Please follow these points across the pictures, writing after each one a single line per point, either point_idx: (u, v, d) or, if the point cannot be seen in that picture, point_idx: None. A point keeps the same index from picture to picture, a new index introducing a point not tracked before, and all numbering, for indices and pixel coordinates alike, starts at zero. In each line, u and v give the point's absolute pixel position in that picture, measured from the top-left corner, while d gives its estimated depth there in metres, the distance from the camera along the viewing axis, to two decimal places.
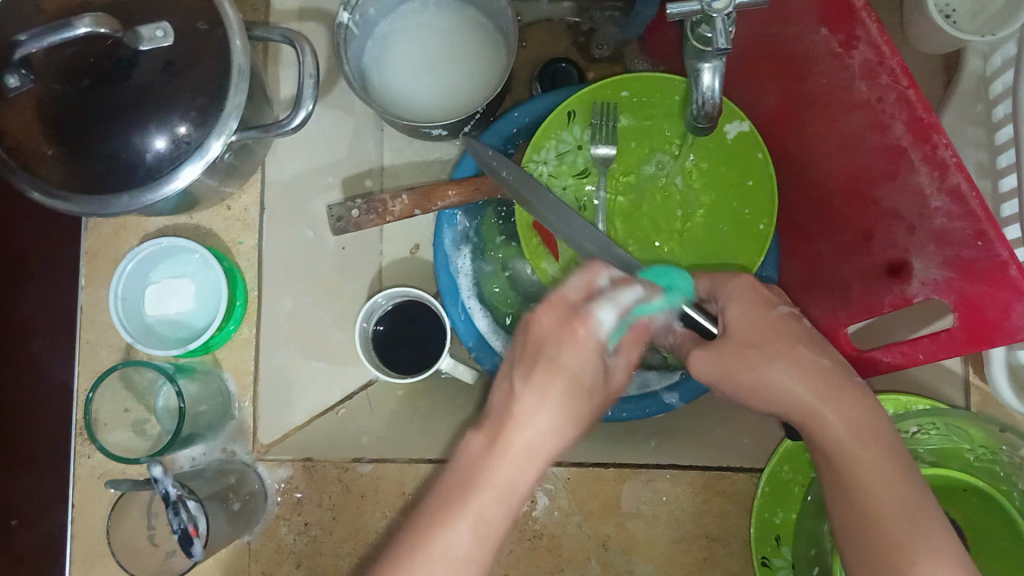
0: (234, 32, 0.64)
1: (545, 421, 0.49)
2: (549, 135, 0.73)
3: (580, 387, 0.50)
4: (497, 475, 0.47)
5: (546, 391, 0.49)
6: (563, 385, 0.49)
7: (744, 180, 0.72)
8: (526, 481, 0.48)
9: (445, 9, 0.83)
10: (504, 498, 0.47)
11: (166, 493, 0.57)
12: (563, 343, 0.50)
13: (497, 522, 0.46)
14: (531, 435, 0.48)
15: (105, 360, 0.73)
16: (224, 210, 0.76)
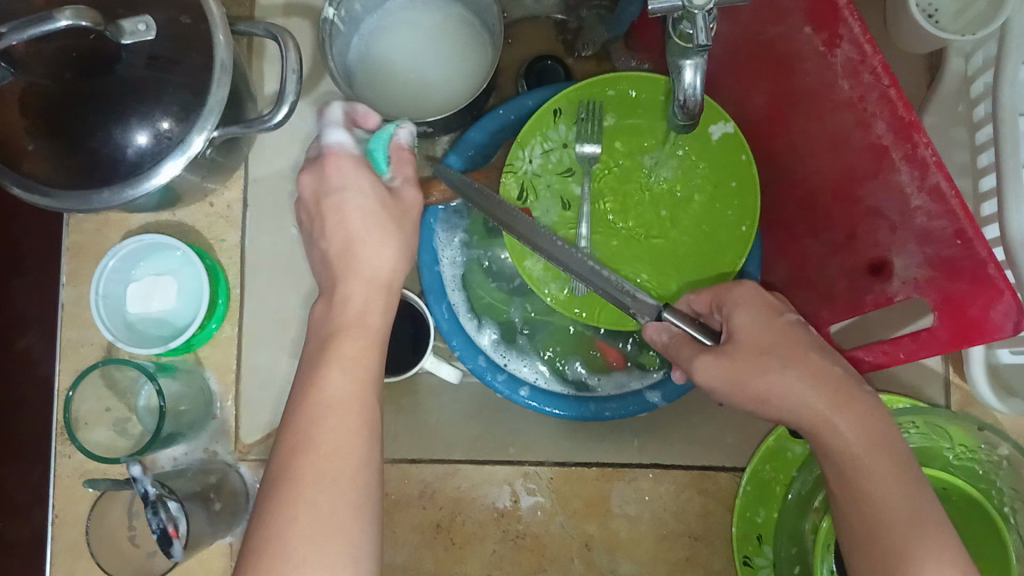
0: (216, 28, 0.64)
1: (385, 253, 0.52)
2: (535, 132, 0.73)
3: (410, 247, 0.53)
4: (343, 322, 0.50)
5: (364, 246, 0.51)
6: (355, 250, 0.51)
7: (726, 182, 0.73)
8: (350, 357, 0.49)
9: (433, 7, 0.83)
10: (351, 361, 0.49)
11: (144, 491, 0.57)
12: (373, 219, 0.52)
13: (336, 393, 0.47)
14: (368, 269, 0.51)
15: (87, 358, 0.73)
16: (206, 207, 0.76)
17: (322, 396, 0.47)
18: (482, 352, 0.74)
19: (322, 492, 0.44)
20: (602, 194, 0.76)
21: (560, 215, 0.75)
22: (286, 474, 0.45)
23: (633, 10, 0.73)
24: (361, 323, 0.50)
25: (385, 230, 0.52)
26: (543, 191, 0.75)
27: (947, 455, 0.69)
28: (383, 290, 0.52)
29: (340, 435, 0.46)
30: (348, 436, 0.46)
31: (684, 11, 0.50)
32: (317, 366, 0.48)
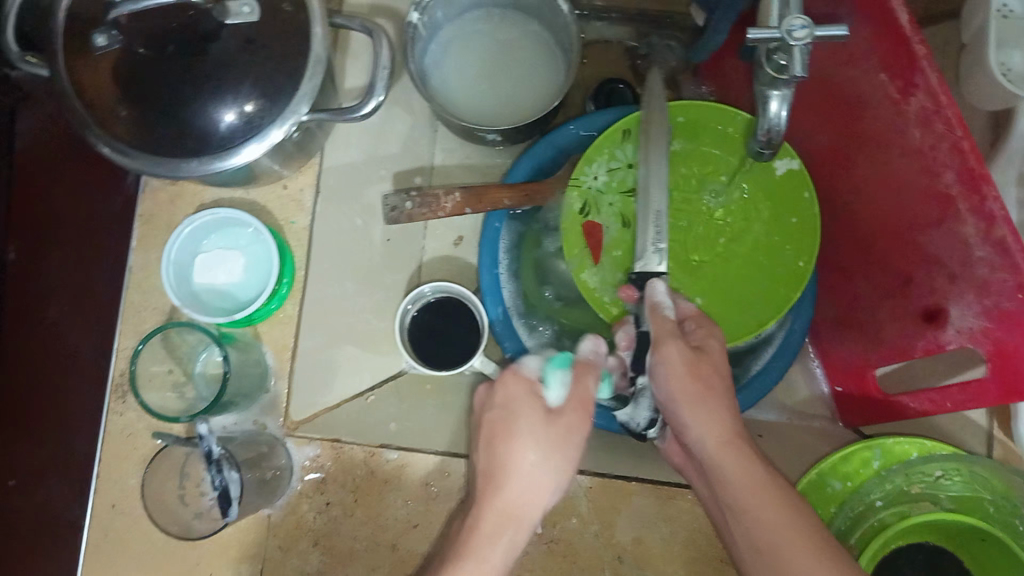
0: (316, 20, 0.67)
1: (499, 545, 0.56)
2: (601, 150, 0.77)
3: (558, 479, 0.58)
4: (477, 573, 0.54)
5: (525, 473, 0.57)
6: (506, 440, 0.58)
7: (787, 217, 0.75)
8: None
9: (510, 22, 0.86)
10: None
11: (208, 450, 0.59)
12: (538, 457, 0.57)
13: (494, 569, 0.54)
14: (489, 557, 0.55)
15: (149, 322, 0.74)
16: (280, 189, 0.78)
17: None
18: (530, 356, 0.76)
19: None
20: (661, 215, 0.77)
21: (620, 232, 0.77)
22: None
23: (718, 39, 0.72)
24: (526, 517, 0.57)
25: (547, 483, 0.57)
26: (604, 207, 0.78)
27: (987, 507, 0.70)
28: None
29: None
30: None
31: (779, 42, 0.51)
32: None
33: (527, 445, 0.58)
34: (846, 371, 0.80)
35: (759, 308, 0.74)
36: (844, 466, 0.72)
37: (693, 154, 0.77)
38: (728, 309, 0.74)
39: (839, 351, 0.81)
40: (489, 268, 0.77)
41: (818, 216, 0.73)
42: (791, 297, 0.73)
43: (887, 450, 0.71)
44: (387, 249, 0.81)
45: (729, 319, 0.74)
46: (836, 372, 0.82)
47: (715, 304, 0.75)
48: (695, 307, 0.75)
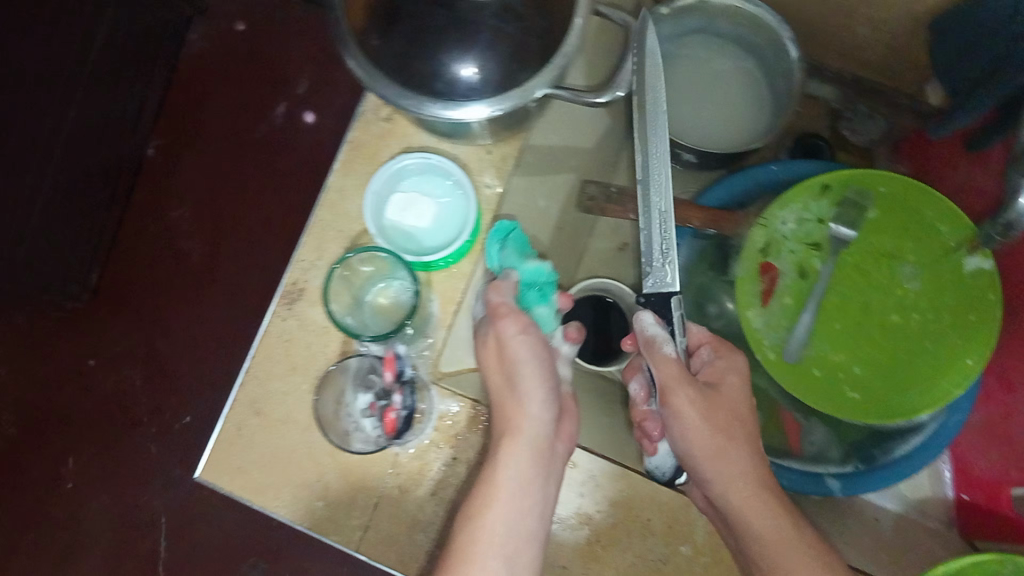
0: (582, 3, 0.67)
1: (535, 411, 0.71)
2: (796, 199, 0.76)
3: (538, 388, 0.71)
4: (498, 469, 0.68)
5: (524, 397, 0.70)
6: (517, 383, 0.70)
7: (964, 314, 0.73)
8: (525, 479, 0.67)
9: (729, 55, 0.87)
10: (518, 491, 0.67)
11: None
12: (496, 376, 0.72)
13: (524, 479, 0.68)
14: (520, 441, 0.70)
15: (331, 243, 0.76)
16: (484, 152, 0.78)
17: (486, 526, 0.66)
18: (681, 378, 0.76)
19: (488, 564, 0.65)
20: (841, 274, 0.79)
21: (795, 280, 0.80)
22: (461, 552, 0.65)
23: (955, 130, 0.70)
24: (515, 431, 0.69)
25: (538, 396, 0.71)
26: (785, 252, 0.79)
27: None
28: (536, 470, 0.68)
29: (512, 486, 0.67)
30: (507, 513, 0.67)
31: None
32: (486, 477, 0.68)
33: (535, 392, 0.71)
34: (979, 481, 0.82)
35: (910, 394, 0.75)
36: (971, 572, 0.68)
37: (887, 226, 0.77)
38: (882, 381, 0.77)
39: (980, 459, 0.82)
40: None
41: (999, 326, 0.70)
42: (947, 395, 0.72)
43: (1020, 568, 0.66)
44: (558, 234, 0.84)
45: (880, 393, 0.76)
46: (968, 479, 0.84)
47: (872, 371, 0.78)
48: (851, 369, 0.78)
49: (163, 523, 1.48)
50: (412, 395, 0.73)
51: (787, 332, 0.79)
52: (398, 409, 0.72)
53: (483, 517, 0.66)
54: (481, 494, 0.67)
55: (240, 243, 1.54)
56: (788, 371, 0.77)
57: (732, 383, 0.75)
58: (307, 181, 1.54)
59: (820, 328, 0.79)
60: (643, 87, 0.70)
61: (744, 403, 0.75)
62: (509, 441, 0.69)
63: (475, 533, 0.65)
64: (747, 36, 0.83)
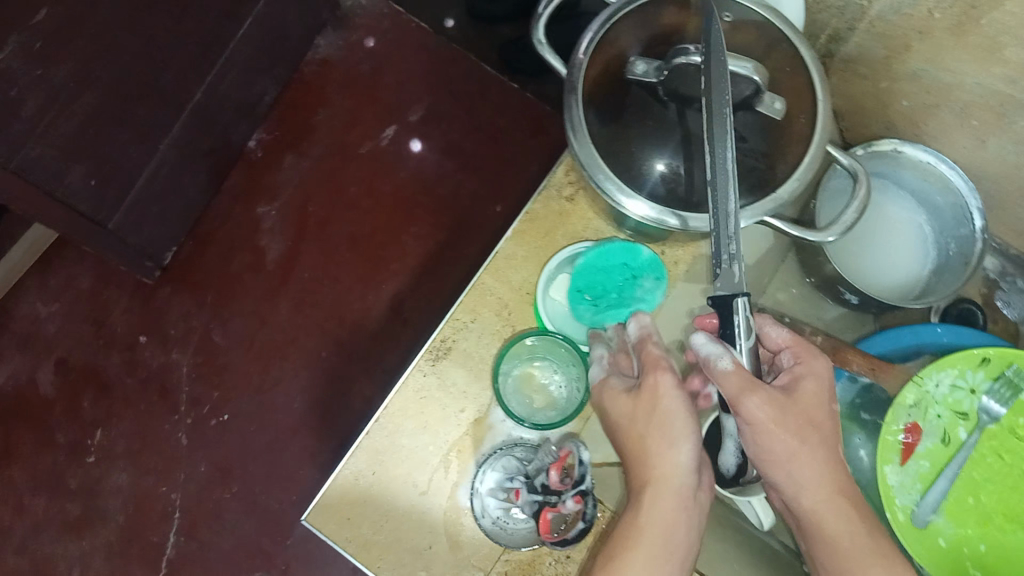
0: (817, 144, 0.68)
1: (686, 455, 0.60)
2: (953, 363, 0.76)
3: (681, 433, 0.60)
4: (643, 525, 0.58)
5: (675, 443, 0.60)
6: (666, 429, 0.61)
7: None
8: (683, 538, 0.58)
9: (903, 205, 0.88)
10: (662, 553, 0.57)
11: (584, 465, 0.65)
12: (636, 424, 0.62)
13: (680, 535, 0.58)
14: (676, 485, 0.59)
15: (488, 307, 0.75)
16: (657, 250, 0.78)
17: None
18: None
19: None
20: (982, 452, 0.77)
21: (936, 448, 0.77)
22: None
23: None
24: (665, 481, 0.59)
25: (688, 433, 0.60)
26: (932, 416, 0.77)
27: None
28: (685, 509, 0.59)
29: (661, 551, 0.57)
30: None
31: None
32: (632, 517, 0.59)
33: (683, 438, 0.60)
34: None
35: None
36: None
37: None
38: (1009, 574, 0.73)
39: None
40: None
41: None
42: None
43: None
44: None
45: None
46: None
47: (998, 563, 0.73)
48: (979, 554, 0.74)
49: (176, 517, 1.38)
50: (592, 509, 0.64)
51: (919, 499, 0.75)
52: (559, 513, 0.65)
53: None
54: (617, 548, 0.58)
55: (326, 259, 1.50)
56: (914, 543, 0.73)
57: (810, 389, 0.65)
58: (407, 214, 1.52)
59: (952, 505, 0.75)
60: (713, 86, 0.64)
61: (829, 414, 0.65)
62: (658, 491, 0.59)
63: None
64: (931, 197, 0.86)
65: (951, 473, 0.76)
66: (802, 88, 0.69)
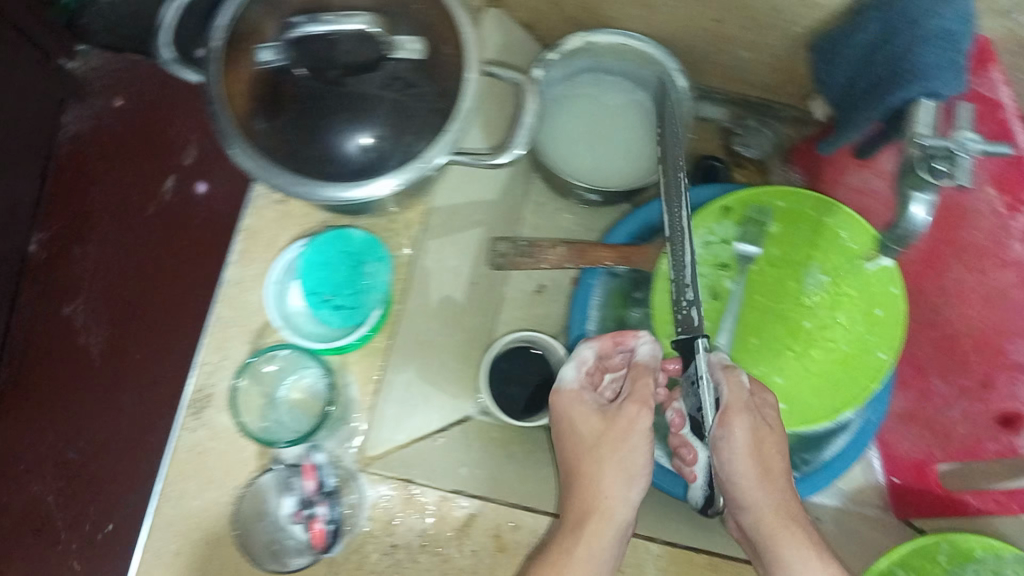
0: (471, 65, 0.65)
1: (635, 490, 0.69)
2: (699, 223, 0.80)
3: (631, 454, 0.69)
4: (579, 553, 0.63)
5: (605, 462, 0.69)
6: (602, 462, 0.69)
7: (872, 312, 0.77)
8: (613, 550, 0.64)
9: (618, 90, 0.89)
10: (594, 566, 0.63)
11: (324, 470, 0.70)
12: (602, 446, 0.70)
13: (612, 551, 0.64)
14: (611, 511, 0.67)
15: (236, 339, 0.72)
16: (385, 221, 0.76)
17: None
18: None
19: None
20: (752, 293, 0.80)
21: (710, 303, 0.80)
22: None
23: (857, 136, 0.70)
24: (603, 511, 0.67)
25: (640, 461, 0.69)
26: (697, 276, 0.80)
27: None
28: (615, 528, 0.66)
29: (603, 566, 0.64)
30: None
31: (949, 153, 0.54)
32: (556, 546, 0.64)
33: (618, 480, 0.68)
34: (904, 465, 0.83)
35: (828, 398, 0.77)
36: (912, 560, 0.73)
37: (788, 240, 0.80)
38: (804, 393, 0.78)
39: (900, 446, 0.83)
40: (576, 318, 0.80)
41: (906, 315, 0.75)
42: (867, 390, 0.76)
43: (955, 546, 0.71)
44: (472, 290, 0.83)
45: (805, 406, 0.78)
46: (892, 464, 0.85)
47: (792, 385, 0.78)
48: (774, 385, 0.78)
49: None
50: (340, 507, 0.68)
51: None
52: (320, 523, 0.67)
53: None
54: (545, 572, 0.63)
55: (110, 314, 1.29)
56: None
57: None
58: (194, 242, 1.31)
59: (739, 349, 0.79)
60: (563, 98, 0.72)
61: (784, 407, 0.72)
62: (599, 524, 0.66)
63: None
64: (636, 70, 0.86)
65: (731, 323, 0.79)
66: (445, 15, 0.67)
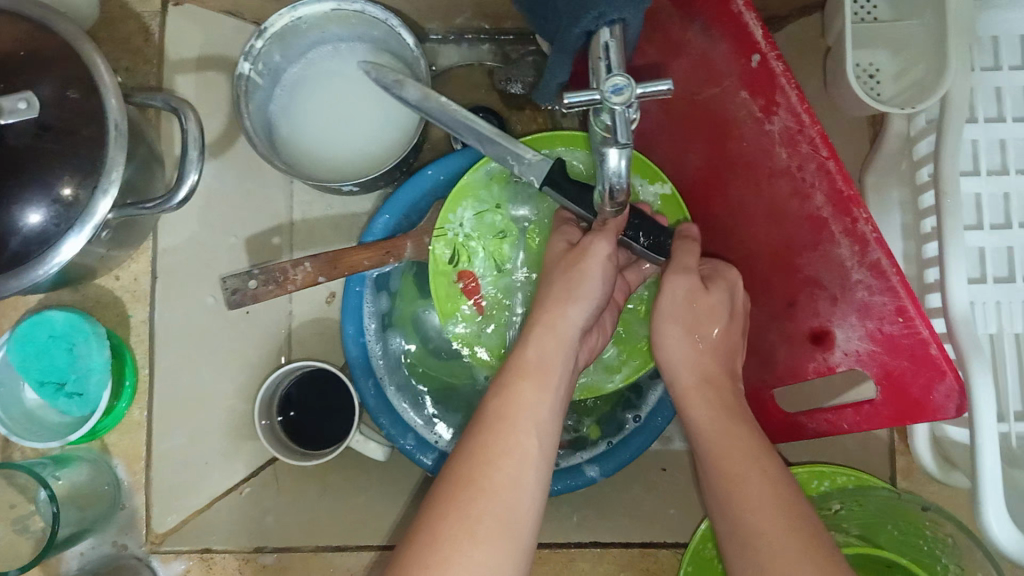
0: (109, 94, 0.56)
1: (580, 316, 0.56)
2: (462, 195, 0.71)
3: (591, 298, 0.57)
4: (522, 393, 0.51)
5: (569, 302, 0.57)
6: (583, 289, 0.57)
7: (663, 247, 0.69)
8: (564, 356, 0.55)
9: (358, 55, 0.77)
10: (536, 420, 0.50)
11: None
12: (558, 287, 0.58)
13: (556, 366, 0.54)
14: (566, 325, 0.56)
15: None
16: (112, 279, 0.71)
17: (512, 426, 0.49)
18: (413, 430, 0.73)
19: (494, 504, 0.46)
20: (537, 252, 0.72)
21: (494, 277, 0.72)
22: (465, 476, 0.47)
23: (557, 80, 0.58)
24: (554, 324, 0.56)
25: (598, 294, 0.57)
26: (476, 252, 0.71)
27: (891, 532, 0.66)
28: (575, 340, 0.56)
29: (545, 419, 0.51)
30: (518, 456, 0.48)
31: (601, 104, 0.45)
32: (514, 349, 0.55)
33: (570, 294, 0.57)
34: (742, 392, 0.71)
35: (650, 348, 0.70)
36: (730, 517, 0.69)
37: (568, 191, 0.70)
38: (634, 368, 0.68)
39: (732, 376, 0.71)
40: (349, 321, 0.72)
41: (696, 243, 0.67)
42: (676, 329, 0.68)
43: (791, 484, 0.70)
44: (248, 321, 0.75)
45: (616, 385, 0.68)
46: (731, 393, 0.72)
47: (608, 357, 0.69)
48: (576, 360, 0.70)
49: None
50: None
51: (506, 331, 0.72)
52: None
53: (486, 426, 0.50)
54: (508, 379, 0.53)
55: None
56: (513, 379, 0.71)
57: None
58: None
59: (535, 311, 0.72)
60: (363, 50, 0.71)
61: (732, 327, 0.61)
62: (545, 335, 0.55)
63: (504, 407, 0.50)
64: (367, 32, 0.74)
65: (518, 297, 0.71)
66: (65, 49, 0.57)
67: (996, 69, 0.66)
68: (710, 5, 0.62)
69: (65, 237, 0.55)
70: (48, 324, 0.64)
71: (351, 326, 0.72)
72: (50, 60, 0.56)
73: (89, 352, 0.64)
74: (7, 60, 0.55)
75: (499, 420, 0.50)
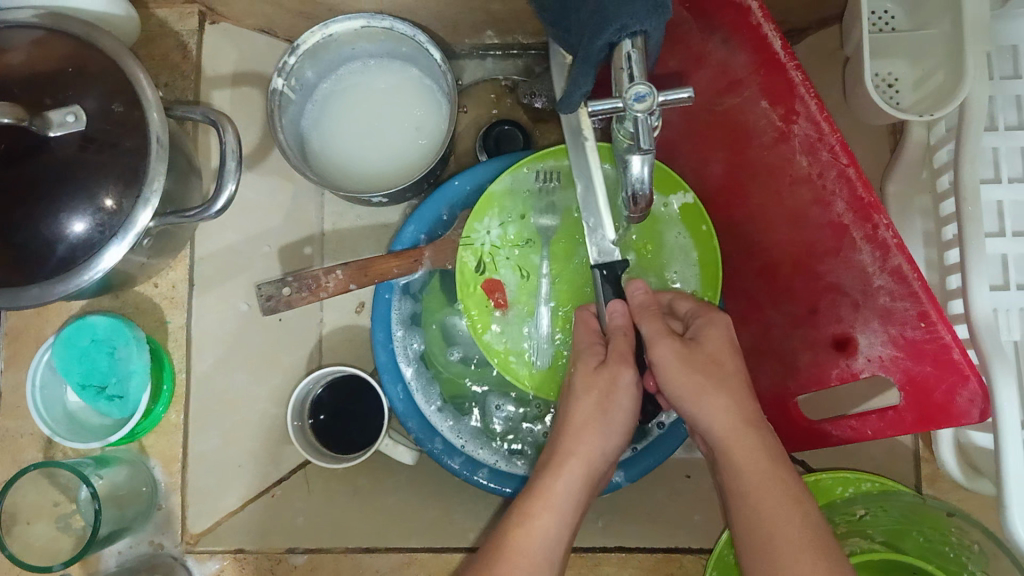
0: (152, 107, 0.59)
1: (601, 447, 0.58)
2: (488, 205, 0.72)
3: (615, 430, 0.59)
4: (537, 523, 0.54)
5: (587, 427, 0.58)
6: (609, 420, 0.58)
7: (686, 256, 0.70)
8: (580, 489, 0.57)
9: (388, 71, 0.79)
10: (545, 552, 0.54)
11: None
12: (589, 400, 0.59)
13: (570, 499, 0.56)
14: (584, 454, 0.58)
15: (27, 449, 0.69)
16: (151, 287, 0.72)
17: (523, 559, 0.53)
18: (439, 434, 0.74)
19: None
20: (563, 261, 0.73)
21: (520, 286, 0.73)
22: None
23: (581, 94, 0.59)
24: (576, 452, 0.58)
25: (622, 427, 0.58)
26: (502, 261, 0.73)
27: (917, 537, 0.67)
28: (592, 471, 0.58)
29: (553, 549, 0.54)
30: None
31: (625, 111, 0.46)
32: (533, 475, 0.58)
33: (596, 423, 0.58)
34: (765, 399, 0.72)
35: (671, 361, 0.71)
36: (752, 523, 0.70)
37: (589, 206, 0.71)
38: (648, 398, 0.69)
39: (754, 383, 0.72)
40: (377, 325, 0.74)
41: (717, 251, 0.68)
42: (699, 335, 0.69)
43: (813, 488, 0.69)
44: (281, 327, 0.79)
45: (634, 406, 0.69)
46: None
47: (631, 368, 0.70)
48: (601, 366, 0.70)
49: None
50: None
51: (530, 338, 0.72)
52: None
53: (499, 555, 0.53)
54: (527, 504, 0.56)
55: None
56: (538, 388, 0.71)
57: (719, 332, 0.59)
58: None
59: (560, 319, 0.72)
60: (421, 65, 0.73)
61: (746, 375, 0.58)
62: (567, 466, 0.57)
63: (518, 541, 0.53)
64: (396, 48, 0.77)
65: (544, 306, 0.72)
66: (110, 65, 0.59)
67: (1015, 78, 0.67)
68: (729, 17, 0.63)
69: (109, 245, 0.58)
70: (92, 329, 0.67)
71: (380, 331, 0.74)
72: (97, 76, 0.59)
73: (129, 356, 0.66)
74: (58, 75, 0.58)
75: (513, 550, 0.53)
